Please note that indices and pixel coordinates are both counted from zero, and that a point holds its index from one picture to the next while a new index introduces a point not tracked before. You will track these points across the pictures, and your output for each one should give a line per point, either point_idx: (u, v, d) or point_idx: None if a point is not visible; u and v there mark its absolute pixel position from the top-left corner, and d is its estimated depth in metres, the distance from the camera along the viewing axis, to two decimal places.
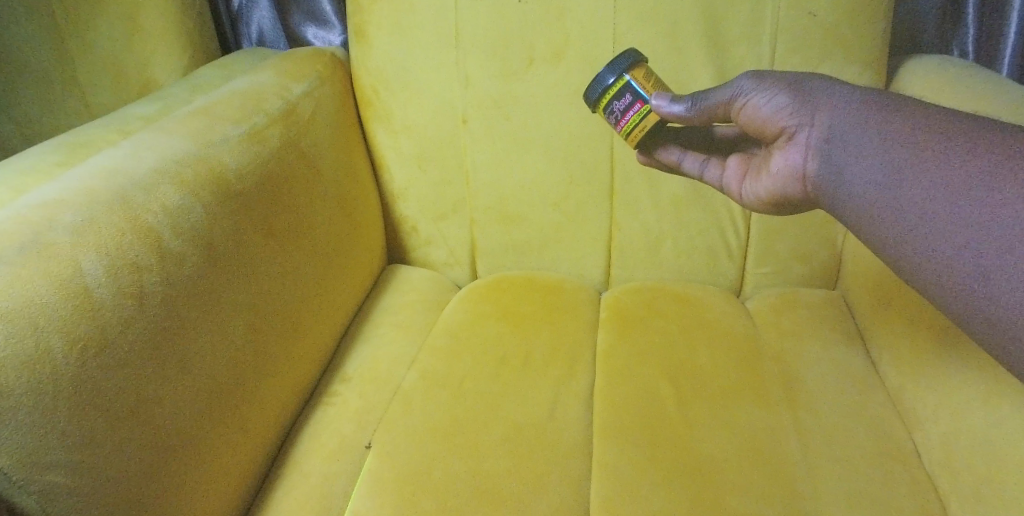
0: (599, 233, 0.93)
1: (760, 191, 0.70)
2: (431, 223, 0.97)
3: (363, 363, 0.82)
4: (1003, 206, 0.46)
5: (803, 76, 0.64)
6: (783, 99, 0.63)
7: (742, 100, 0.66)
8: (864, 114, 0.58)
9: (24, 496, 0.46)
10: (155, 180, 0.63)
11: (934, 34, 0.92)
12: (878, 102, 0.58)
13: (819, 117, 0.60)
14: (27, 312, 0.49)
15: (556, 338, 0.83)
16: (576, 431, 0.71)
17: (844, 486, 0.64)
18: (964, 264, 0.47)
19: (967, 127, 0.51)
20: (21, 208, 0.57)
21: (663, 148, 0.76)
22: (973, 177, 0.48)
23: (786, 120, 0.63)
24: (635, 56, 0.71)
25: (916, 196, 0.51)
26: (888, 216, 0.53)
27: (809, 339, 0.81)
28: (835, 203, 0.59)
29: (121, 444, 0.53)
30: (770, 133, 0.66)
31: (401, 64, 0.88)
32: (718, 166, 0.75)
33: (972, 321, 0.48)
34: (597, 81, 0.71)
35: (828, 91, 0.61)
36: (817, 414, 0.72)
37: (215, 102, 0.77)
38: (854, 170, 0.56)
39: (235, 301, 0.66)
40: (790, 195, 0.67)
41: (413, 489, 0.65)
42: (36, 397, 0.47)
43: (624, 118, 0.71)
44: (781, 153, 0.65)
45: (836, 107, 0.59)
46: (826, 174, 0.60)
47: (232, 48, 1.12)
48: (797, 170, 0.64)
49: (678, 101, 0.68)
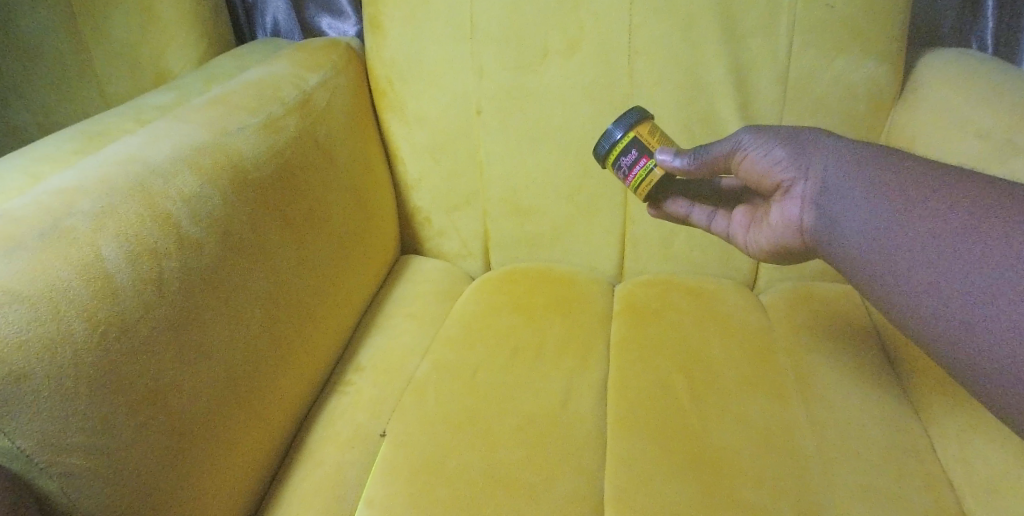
0: (613, 226, 0.93)
1: (763, 241, 0.72)
2: (444, 214, 0.97)
3: (376, 353, 0.82)
4: (985, 258, 0.48)
5: (799, 129, 0.67)
6: (780, 153, 0.66)
7: (741, 154, 0.68)
8: (861, 165, 0.60)
9: (45, 478, 0.47)
10: (173, 167, 0.63)
11: (953, 28, 0.91)
12: (869, 155, 0.60)
13: (813, 170, 0.63)
14: (49, 296, 0.50)
15: (570, 330, 0.83)
16: (591, 423, 0.71)
17: (861, 479, 0.64)
18: (950, 312, 0.50)
19: (951, 181, 0.54)
20: (40, 194, 0.57)
21: (671, 199, 0.77)
22: (960, 229, 0.51)
23: (782, 173, 0.66)
24: (641, 112, 0.73)
25: (909, 243, 0.53)
26: (883, 262, 0.55)
27: (824, 331, 0.81)
28: (833, 252, 0.61)
29: (144, 438, 0.53)
30: (767, 186, 0.68)
31: (416, 55, 0.88)
32: (725, 216, 0.77)
33: (963, 369, 0.49)
34: (605, 137, 0.73)
35: (822, 144, 0.64)
36: (832, 404, 0.72)
37: (232, 91, 0.77)
38: (850, 219, 0.59)
39: (255, 302, 0.67)
40: (790, 247, 0.69)
41: (428, 477, 0.66)
42: (58, 379, 0.48)
43: (631, 173, 0.73)
44: (779, 206, 0.68)
45: (829, 161, 0.62)
46: (823, 226, 0.62)
47: (246, 38, 1.13)
48: (795, 223, 0.66)
49: (680, 156, 0.70)
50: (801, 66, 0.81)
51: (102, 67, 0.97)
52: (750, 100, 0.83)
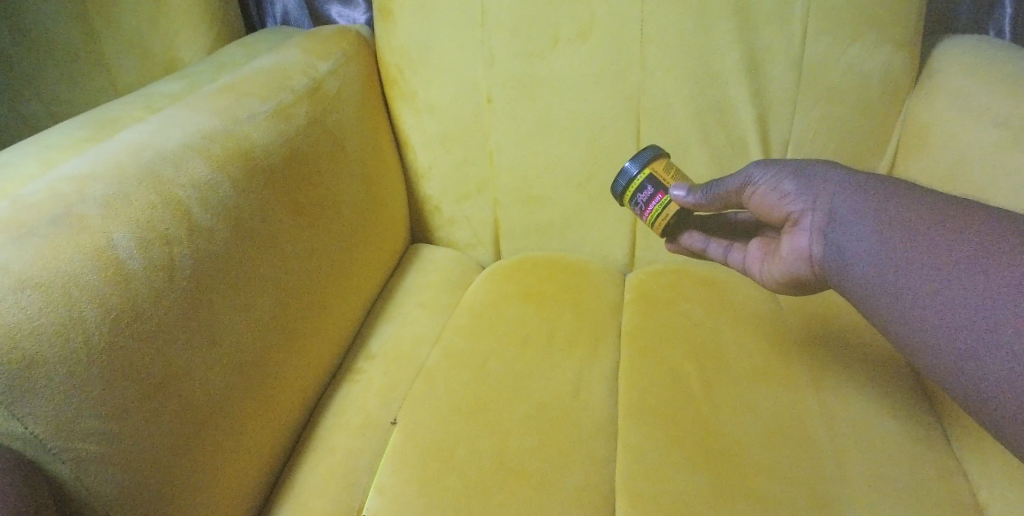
0: (624, 215, 0.92)
1: (776, 272, 0.70)
2: (454, 203, 0.97)
3: (386, 342, 0.82)
4: (989, 289, 0.48)
5: (808, 162, 0.66)
6: (789, 187, 0.65)
7: (751, 188, 0.68)
8: (865, 193, 0.59)
9: (58, 464, 0.47)
10: (185, 154, 0.63)
11: (970, 13, 0.90)
12: (874, 183, 0.60)
13: (820, 201, 0.62)
14: (61, 281, 0.50)
15: (581, 319, 0.83)
16: (601, 412, 0.71)
17: (875, 470, 0.64)
18: (958, 341, 0.49)
19: (953, 210, 0.53)
20: (52, 181, 0.57)
21: (687, 234, 0.79)
22: (965, 260, 0.50)
23: (791, 206, 0.65)
24: (657, 150, 0.76)
25: (913, 273, 0.53)
26: (891, 292, 0.54)
27: (837, 320, 0.80)
28: (842, 284, 0.60)
29: (156, 432, 0.53)
30: (777, 219, 0.67)
31: (426, 42, 0.87)
32: (741, 249, 0.76)
33: (976, 399, 0.49)
34: (622, 174, 0.76)
35: (828, 175, 0.63)
36: (846, 394, 0.71)
37: (243, 79, 0.77)
38: (855, 249, 0.58)
39: (266, 297, 0.67)
40: (802, 277, 0.67)
41: (438, 465, 0.65)
42: (70, 363, 0.48)
43: (648, 208, 0.76)
44: (789, 237, 0.66)
45: (835, 192, 0.61)
46: (831, 256, 0.61)
47: (256, 26, 1.13)
48: (805, 255, 0.64)
49: (693, 191, 0.73)
50: (816, 52, 0.80)
51: (112, 56, 0.97)
52: (763, 88, 0.82)
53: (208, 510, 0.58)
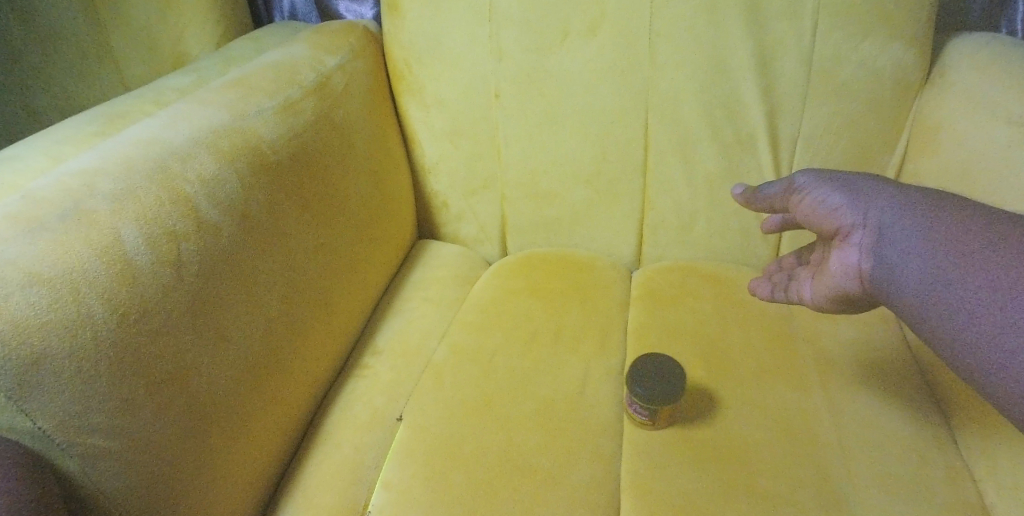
0: (631, 212, 0.92)
1: (823, 290, 0.65)
2: (461, 198, 0.97)
3: (393, 337, 0.82)
4: None
5: (857, 175, 0.62)
6: (836, 200, 0.61)
7: (798, 195, 0.66)
8: (915, 209, 0.56)
9: (65, 458, 0.48)
10: (193, 149, 0.63)
11: (982, 10, 0.89)
12: (923, 199, 0.57)
13: (872, 216, 0.58)
14: (69, 276, 0.50)
15: (587, 315, 0.83)
16: (607, 408, 0.71)
17: (882, 469, 0.64)
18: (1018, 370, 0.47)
19: (1009, 227, 0.50)
20: (61, 176, 0.57)
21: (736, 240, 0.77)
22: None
23: (839, 219, 0.61)
24: None
25: (968, 294, 0.50)
26: (942, 314, 0.51)
27: (845, 318, 0.80)
28: (892, 304, 0.56)
29: (162, 429, 0.54)
30: (825, 231, 0.63)
31: (434, 37, 0.87)
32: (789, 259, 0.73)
33: None
34: None
35: (877, 189, 0.60)
36: (854, 393, 0.71)
37: (251, 74, 0.77)
38: (907, 267, 0.54)
39: (272, 291, 0.67)
40: (851, 295, 0.62)
41: (444, 460, 0.66)
42: (77, 357, 0.49)
43: None
44: (836, 253, 0.62)
45: (886, 206, 0.58)
46: (881, 275, 0.57)
47: (264, 21, 1.13)
48: (853, 272, 0.60)
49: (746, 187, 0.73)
50: (826, 49, 0.79)
51: (121, 50, 0.97)
52: (773, 85, 0.82)
53: (214, 504, 0.58)
